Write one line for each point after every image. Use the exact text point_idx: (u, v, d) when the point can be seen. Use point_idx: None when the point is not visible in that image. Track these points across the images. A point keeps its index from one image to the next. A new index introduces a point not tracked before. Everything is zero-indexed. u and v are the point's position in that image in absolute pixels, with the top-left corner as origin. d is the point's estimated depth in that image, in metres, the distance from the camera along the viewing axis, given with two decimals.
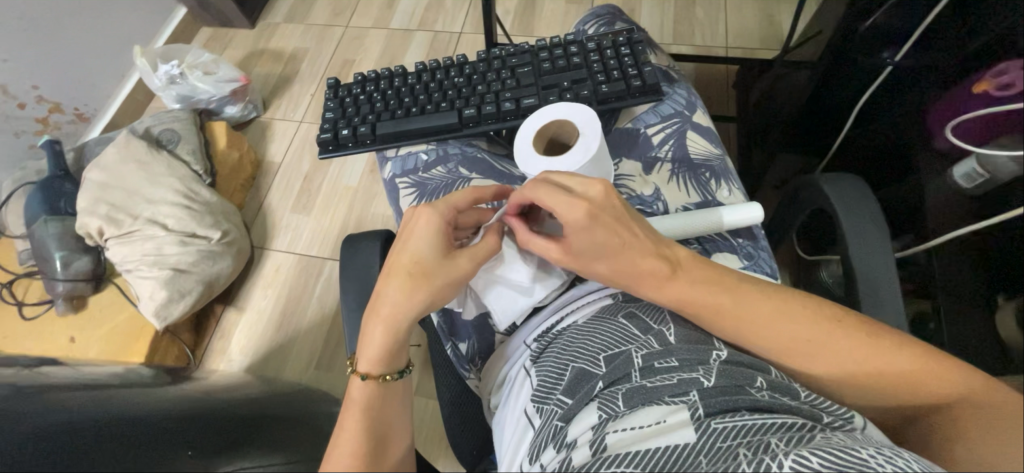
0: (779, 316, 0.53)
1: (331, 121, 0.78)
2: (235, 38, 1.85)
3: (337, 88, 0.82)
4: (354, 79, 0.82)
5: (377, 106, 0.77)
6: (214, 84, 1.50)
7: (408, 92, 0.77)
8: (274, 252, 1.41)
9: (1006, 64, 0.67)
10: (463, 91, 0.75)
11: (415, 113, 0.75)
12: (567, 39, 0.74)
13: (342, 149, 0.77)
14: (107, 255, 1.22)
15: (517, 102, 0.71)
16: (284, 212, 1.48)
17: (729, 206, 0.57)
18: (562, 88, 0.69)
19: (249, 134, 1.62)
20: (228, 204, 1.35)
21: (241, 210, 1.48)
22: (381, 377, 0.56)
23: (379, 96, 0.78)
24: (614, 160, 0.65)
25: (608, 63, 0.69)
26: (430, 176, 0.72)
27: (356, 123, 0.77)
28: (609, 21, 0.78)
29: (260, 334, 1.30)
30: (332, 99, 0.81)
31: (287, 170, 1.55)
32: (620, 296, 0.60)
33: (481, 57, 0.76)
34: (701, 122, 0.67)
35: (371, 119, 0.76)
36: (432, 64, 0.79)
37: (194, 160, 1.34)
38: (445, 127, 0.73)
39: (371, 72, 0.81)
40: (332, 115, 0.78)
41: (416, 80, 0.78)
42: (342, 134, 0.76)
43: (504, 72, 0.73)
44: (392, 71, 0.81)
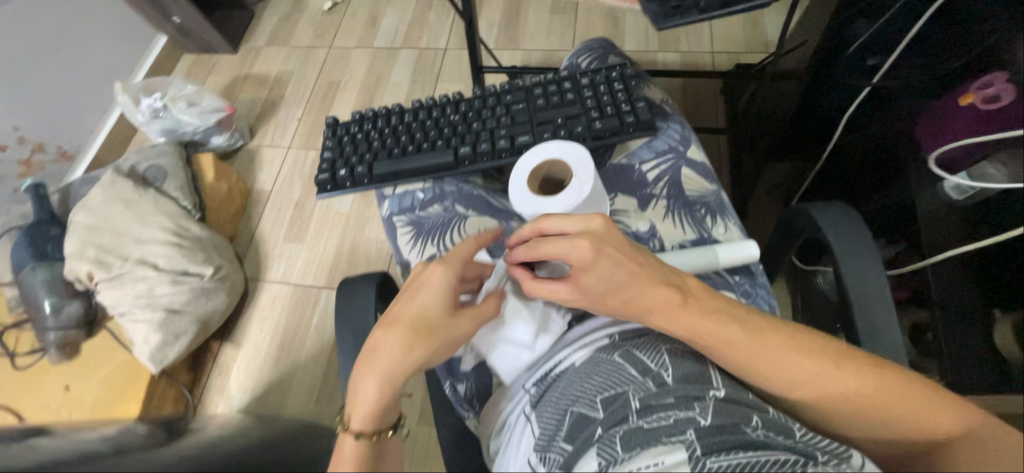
0: (777, 343, 0.52)
1: (329, 161, 0.76)
2: (218, 64, 1.83)
3: (334, 125, 0.79)
4: (351, 117, 0.80)
5: (375, 145, 0.75)
6: (197, 115, 1.48)
7: (405, 131, 0.75)
8: (270, 283, 1.40)
9: (991, 77, 0.68)
10: (459, 129, 0.73)
11: (412, 152, 0.73)
12: (562, 74, 0.73)
13: (338, 189, 0.75)
14: (98, 299, 1.20)
15: (511, 139, 0.70)
16: (277, 241, 1.46)
17: (724, 244, 0.58)
18: (557, 124, 0.68)
19: (236, 163, 1.61)
20: (219, 238, 1.33)
21: (233, 241, 1.46)
22: (376, 435, 0.52)
23: (376, 134, 0.77)
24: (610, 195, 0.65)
25: (602, 99, 0.68)
26: (427, 213, 0.71)
27: (353, 163, 0.74)
28: (602, 55, 0.77)
29: (258, 368, 1.28)
30: (329, 137, 0.78)
31: (277, 198, 1.54)
32: (617, 335, 0.58)
33: (476, 94, 0.75)
34: (696, 157, 0.67)
35: (368, 158, 0.74)
36: (430, 101, 0.78)
37: (183, 195, 1.33)
38: (441, 166, 0.72)
39: (369, 109, 0.80)
40: (330, 154, 0.76)
41: (412, 118, 0.76)
42: (340, 174, 0.74)
43: (499, 108, 0.72)
44: (389, 108, 0.79)
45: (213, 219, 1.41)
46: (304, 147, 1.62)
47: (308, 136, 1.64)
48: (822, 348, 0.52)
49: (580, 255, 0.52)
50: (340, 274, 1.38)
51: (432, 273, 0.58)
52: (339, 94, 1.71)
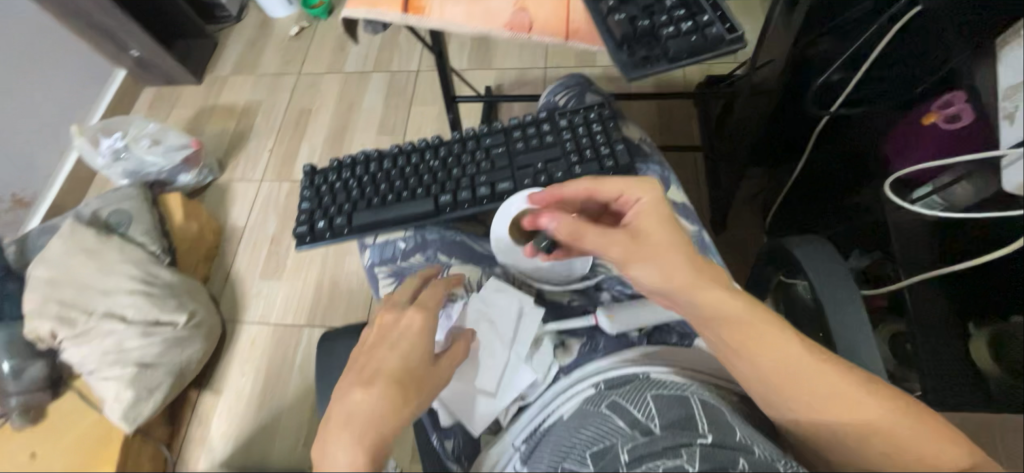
0: (786, 338, 0.52)
1: (308, 213, 0.73)
2: (182, 95, 1.77)
3: (312, 174, 0.77)
4: (330, 165, 0.78)
5: (354, 195, 0.73)
6: (162, 154, 1.43)
7: (385, 179, 0.73)
8: (248, 325, 1.35)
9: (951, 96, 0.70)
10: (439, 176, 0.71)
11: (392, 201, 0.71)
12: (541, 116, 0.72)
13: (317, 242, 0.72)
14: (63, 358, 1.14)
15: (492, 186, 0.68)
16: (253, 279, 1.41)
17: None
18: (536, 170, 0.68)
19: (207, 199, 1.56)
20: (191, 281, 1.28)
21: (206, 282, 1.41)
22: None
23: (355, 183, 0.74)
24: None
25: (581, 142, 0.68)
26: (410, 263, 0.71)
27: (332, 215, 0.72)
28: (580, 93, 0.77)
29: (241, 415, 1.24)
30: (306, 187, 0.75)
31: (252, 234, 1.49)
32: (603, 383, 0.58)
33: (456, 138, 0.73)
34: (676, 199, 0.69)
35: (347, 209, 0.72)
36: (410, 146, 0.76)
37: (149, 240, 1.28)
38: (421, 216, 0.69)
39: (349, 156, 0.77)
40: (308, 206, 0.74)
41: (391, 164, 0.74)
42: (318, 227, 0.71)
43: (480, 153, 0.71)
44: (368, 154, 0.77)
45: (184, 261, 1.35)
46: (277, 179, 1.58)
47: (281, 167, 1.60)
48: (819, 359, 0.51)
49: (644, 199, 0.56)
50: (321, 309, 1.35)
51: (405, 317, 0.55)
52: (311, 122, 1.67)
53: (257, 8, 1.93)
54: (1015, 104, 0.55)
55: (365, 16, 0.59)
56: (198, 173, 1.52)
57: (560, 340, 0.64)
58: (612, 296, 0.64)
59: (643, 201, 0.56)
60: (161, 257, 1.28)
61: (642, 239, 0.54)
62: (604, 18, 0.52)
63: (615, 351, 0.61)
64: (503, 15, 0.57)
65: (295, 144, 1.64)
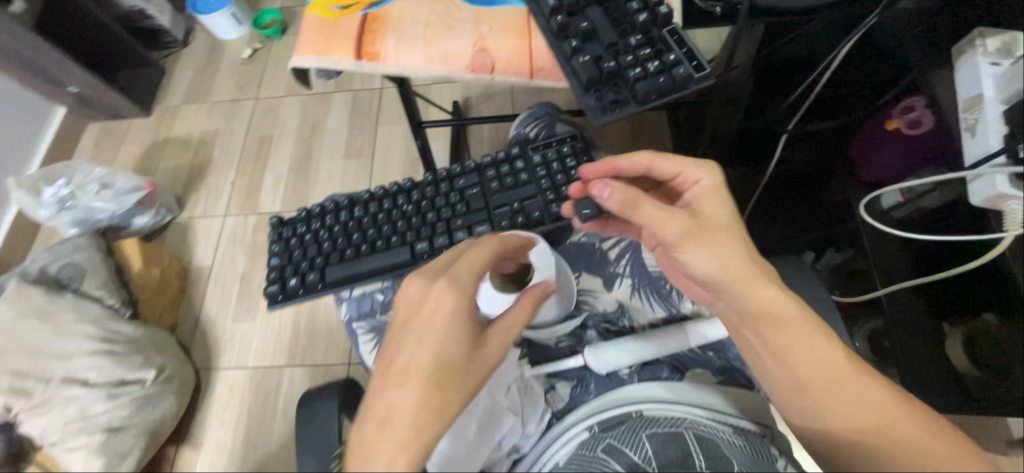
0: (824, 344, 0.49)
1: (279, 269, 0.75)
2: (131, 130, 1.67)
3: (281, 228, 0.78)
4: (297, 216, 0.79)
5: (327, 247, 0.74)
6: (112, 198, 1.34)
7: (356, 228, 0.75)
8: (223, 371, 1.29)
9: (912, 101, 0.71)
10: (413, 221, 0.73)
11: (366, 251, 0.73)
12: (515, 152, 0.72)
13: (292, 299, 0.73)
14: (24, 430, 1.08)
15: (469, 230, 0.69)
16: (225, 322, 1.35)
17: (692, 324, 0.58)
18: (513, 210, 0.68)
19: (167, 240, 1.47)
20: (157, 333, 1.21)
21: (175, 330, 1.34)
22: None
23: (326, 234, 0.76)
24: (574, 276, 0.65)
25: (555, 178, 0.68)
26: (389, 318, 0.71)
27: (305, 270, 0.73)
28: (548, 123, 0.79)
29: (224, 469, 1.18)
30: (276, 242, 0.77)
31: (220, 274, 1.42)
32: (596, 425, 0.54)
33: (428, 181, 0.74)
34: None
35: (319, 263, 0.74)
36: (379, 191, 0.77)
37: (105, 294, 1.19)
38: (397, 265, 0.71)
39: (316, 206, 0.78)
40: (279, 261, 0.75)
41: (363, 212, 0.76)
42: (292, 284, 0.73)
43: (454, 195, 0.72)
44: (338, 202, 0.78)
45: (148, 311, 1.28)
46: (242, 213, 1.51)
47: (245, 200, 1.53)
48: (854, 369, 0.48)
49: (706, 179, 0.54)
50: (301, 348, 1.29)
51: (438, 295, 0.48)
52: (274, 150, 1.60)
53: (204, 31, 1.83)
54: (976, 117, 0.55)
55: (315, 67, 0.56)
56: (155, 214, 1.43)
57: (550, 384, 0.61)
58: (599, 334, 0.62)
59: (704, 181, 0.54)
60: (120, 311, 1.21)
61: (703, 221, 0.52)
62: (568, 60, 0.51)
63: (607, 392, 0.59)
64: (462, 57, 0.54)
65: (257, 175, 1.56)
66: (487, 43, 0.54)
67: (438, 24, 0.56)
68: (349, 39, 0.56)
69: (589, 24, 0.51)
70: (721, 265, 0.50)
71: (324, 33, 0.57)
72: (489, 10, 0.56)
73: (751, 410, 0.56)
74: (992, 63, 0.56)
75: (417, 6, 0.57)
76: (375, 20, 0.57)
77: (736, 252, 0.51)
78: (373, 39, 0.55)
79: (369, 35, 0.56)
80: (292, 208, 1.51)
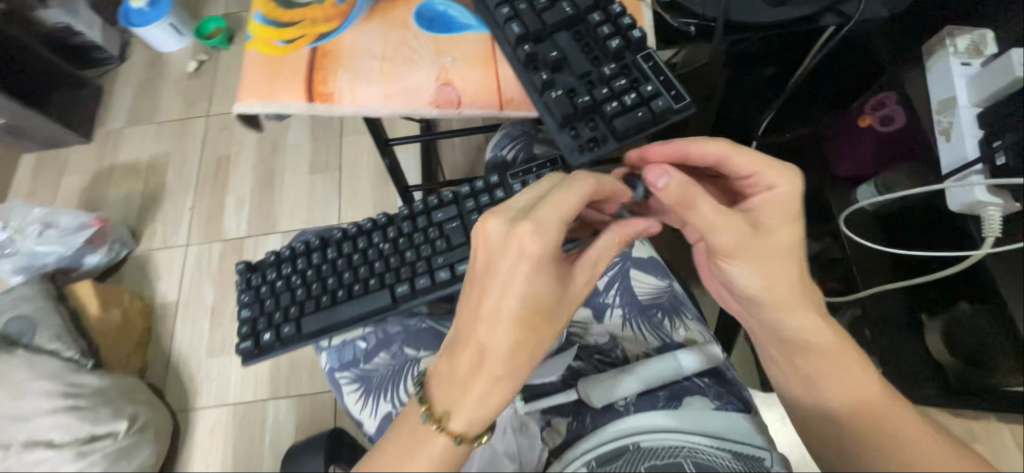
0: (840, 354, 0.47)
1: (251, 322, 0.75)
2: (71, 158, 1.55)
3: (250, 277, 0.78)
4: (267, 261, 0.78)
5: (300, 295, 0.74)
6: (60, 239, 1.25)
7: (330, 272, 0.74)
8: (202, 410, 1.23)
9: (884, 97, 0.71)
10: (392, 261, 0.71)
11: (343, 297, 0.72)
12: (494, 181, 0.69)
13: (268, 352, 0.74)
14: None
15: (451, 267, 0.67)
16: (199, 360, 1.28)
17: (683, 352, 0.57)
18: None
19: (126, 276, 1.38)
20: (125, 379, 1.15)
21: (145, 372, 1.27)
22: (475, 441, 0.49)
23: (298, 280, 0.75)
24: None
25: None
26: (373, 365, 0.72)
27: (279, 322, 0.73)
28: (525, 143, 0.75)
29: None
30: (246, 292, 0.77)
31: (188, 308, 1.34)
32: (593, 461, 0.52)
33: (404, 216, 0.72)
34: (642, 255, 0.66)
35: (293, 313, 0.74)
36: (352, 229, 0.75)
37: (61, 346, 1.11)
38: (376, 310, 0.69)
39: (286, 249, 0.78)
40: (250, 314, 0.75)
41: (336, 254, 0.74)
42: (266, 338, 0.73)
43: (432, 230, 0.69)
44: (309, 245, 0.77)
45: (112, 356, 1.20)
46: (205, 241, 1.42)
47: (207, 227, 1.44)
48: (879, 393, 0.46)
49: (783, 186, 0.46)
50: (283, 380, 1.24)
51: (522, 239, 0.45)
52: (233, 170, 1.50)
53: (141, 44, 1.69)
54: (951, 121, 0.55)
55: (263, 113, 0.51)
56: (109, 250, 1.34)
57: (545, 421, 0.59)
58: (592, 367, 0.60)
59: (778, 189, 0.46)
60: (82, 362, 1.13)
61: (763, 230, 0.46)
62: (539, 95, 0.48)
63: (602, 426, 0.56)
64: (425, 93, 0.50)
65: (218, 199, 1.47)
66: (450, 76, 0.50)
67: (395, 56, 0.51)
68: (299, 79, 0.51)
69: (558, 53, 0.48)
70: (765, 279, 0.47)
71: (270, 74, 0.52)
72: (449, 38, 0.52)
73: (754, 435, 0.53)
74: (964, 64, 0.56)
75: (371, 37, 0.52)
76: (326, 55, 0.52)
77: (791, 262, 0.46)
78: (326, 78, 0.51)
79: (320, 73, 0.51)
80: (259, 232, 1.43)
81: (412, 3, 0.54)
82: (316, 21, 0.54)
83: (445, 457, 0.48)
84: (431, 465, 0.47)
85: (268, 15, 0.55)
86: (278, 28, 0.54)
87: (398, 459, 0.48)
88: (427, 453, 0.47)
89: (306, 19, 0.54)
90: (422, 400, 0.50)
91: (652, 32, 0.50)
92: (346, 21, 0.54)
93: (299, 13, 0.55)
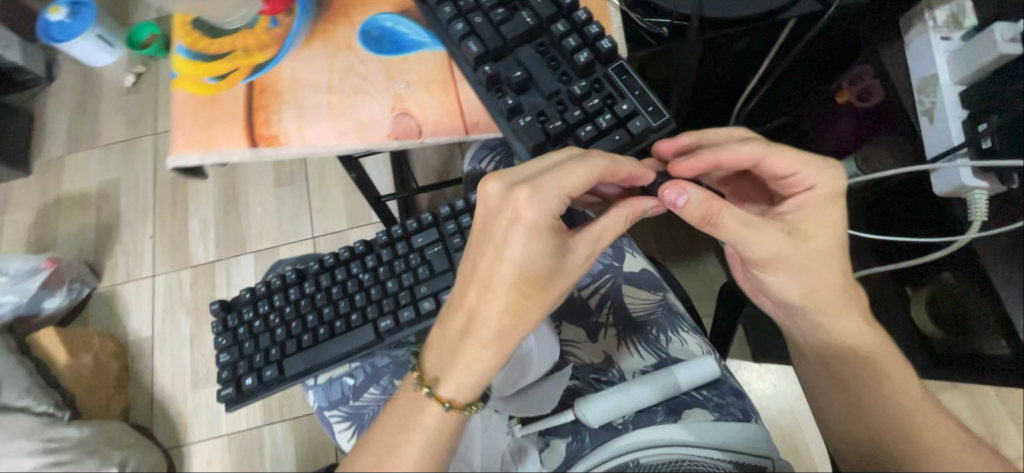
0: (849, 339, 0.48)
1: (231, 366, 0.72)
2: (9, 195, 1.43)
3: (226, 317, 0.74)
4: (242, 299, 0.75)
5: (280, 334, 0.71)
6: (11, 287, 1.15)
7: (310, 308, 0.71)
8: (195, 445, 1.20)
9: (860, 74, 0.70)
10: (374, 293, 0.69)
11: (325, 335, 0.69)
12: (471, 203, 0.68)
13: (252, 396, 0.71)
14: None
15: (436, 296, 0.66)
16: (185, 394, 1.24)
17: (680, 367, 0.56)
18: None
19: (92, 315, 1.31)
20: (108, 426, 1.10)
21: (129, 413, 1.23)
22: (466, 408, 0.47)
23: (277, 318, 0.72)
24: (555, 327, 0.62)
25: None
26: (364, 401, 0.70)
27: (260, 365, 0.70)
28: (505, 154, 0.70)
29: None
30: (223, 334, 0.73)
31: (164, 341, 1.29)
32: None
33: (383, 244, 0.71)
34: (634, 268, 0.65)
35: (274, 355, 0.70)
36: (329, 260, 0.73)
37: (31, 401, 1.02)
38: (361, 347, 0.68)
39: (261, 286, 0.75)
40: (229, 358, 0.72)
41: (315, 287, 0.72)
42: (248, 384, 0.70)
43: (413, 257, 0.68)
44: (285, 280, 0.74)
45: (89, 402, 1.14)
46: (173, 269, 1.35)
47: (173, 254, 1.36)
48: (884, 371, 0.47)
49: (823, 185, 0.46)
50: (277, 403, 1.21)
51: (520, 204, 0.41)
52: (193, 191, 1.42)
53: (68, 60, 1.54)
54: (934, 101, 0.53)
55: (200, 164, 0.45)
56: (68, 291, 1.26)
57: (544, 441, 0.58)
58: (588, 386, 0.60)
59: (818, 189, 0.46)
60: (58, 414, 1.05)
61: (804, 237, 0.45)
62: (507, 120, 0.44)
63: (604, 443, 0.56)
64: (381, 126, 0.45)
65: (180, 223, 1.39)
66: (407, 105, 0.45)
67: (343, 87, 0.46)
68: (237, 121, 0.45)
69: (523, 72, 0.44)
70: (803, 288, 0.47)
71: (204, 117, 0.46)
72: (401, 59, 0.47)
73: (757, 442, 0.53)
74: (945, 38, 0.53)
75: (313, 66, 0.47)
76: (265, 90, 0.46)
77: (831, 265, 0.46)
78: (268, 119, 0.45)
79: (261, 112, 0.46)
80: (229, 254, 1.36)
81: (355, 21, 0.49)
82: (249, 51, 0.48)
83: (436, 427, 0.47)
84: (425, 436, 0.47)
85: (192, 48, 0.49)
86: (206, 62, 0.48)
87: (390, 430, 0.48)
88: (420, 428, 0.47)
89: (238, 49, 0.48)
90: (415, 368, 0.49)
91: (622, 40, 0.46)
92: (283, 48, 0.48)
93: (229, 42, 0.49)
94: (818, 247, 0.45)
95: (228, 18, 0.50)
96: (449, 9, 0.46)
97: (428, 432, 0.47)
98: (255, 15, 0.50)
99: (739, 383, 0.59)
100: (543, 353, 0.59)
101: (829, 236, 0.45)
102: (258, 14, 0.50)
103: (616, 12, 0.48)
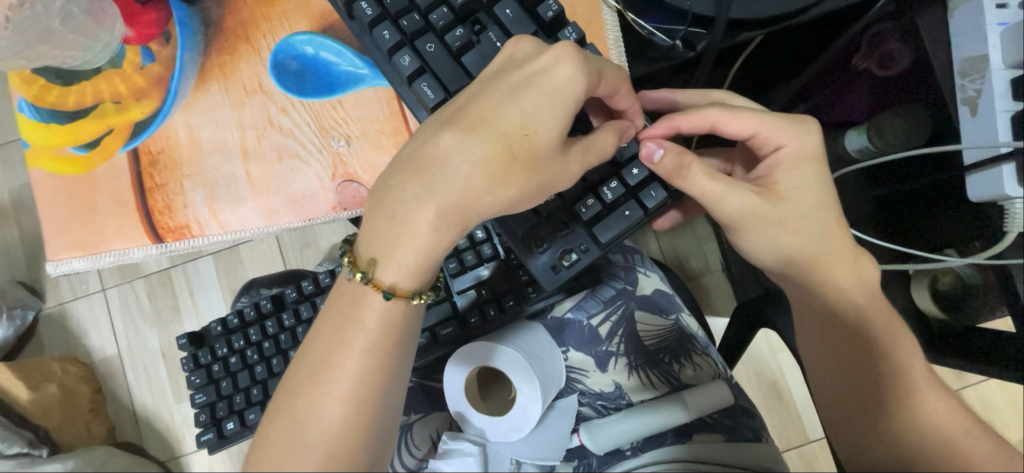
0: (843, 313, 0.42)
1: (210, 408, 0.62)
2: None
3: (197, 353, 0.63)
4: (213, 333, 0.63)
5: (260, 373, 0.60)
6: None
7: (290, 344, 0.59)
8: (194, 455, 0.87)
9: (888, 32, 0.56)
10: None
11: None
12: (480, 236, 0.55)
13: (237, 439, 0.61)
14: None
15: (457, 323, 0.54)
16: (170, 406, 0.88)
17: (689, 392, 0.53)
18: (481, 301, 0.54)
19: (42, 344, 0.88)
20: (102, 449, 0.77)
21: (114, 438, 0.87)
22: (413, 296, 0.36)
23: (254, 355, 0.61)
24: (562, 353, 0.57)
25: (518, 278, 0.54)
26: None
27: (241, 407, 0.60)
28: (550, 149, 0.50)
29: None
30: (195, 373, 0.62)
31: (136, 353, 0.88)
32: None
33: None
34: (647, 291, 0.59)
35: (257, 394, 0.60)
36: (309, 288, 0.61)
37: None
38: None
39: (233, 318, 0.62)
40: (206, 399, 0.62)
41: (294, 320, 0.60)
42: (230, 428, 0.60)
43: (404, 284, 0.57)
44: (259, 310, 0.62)
45: (67, 436, 0.79)
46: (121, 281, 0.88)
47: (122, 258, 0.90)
48: None
49: (784, 145, 0.43)
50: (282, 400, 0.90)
51: (509, 125, 0.35)
52: None
53: None
54: (980, 87, 0.47)
55: (88, 267, 0.46)
56: (8, 319, 0.84)
57: (550, 466, 0.54)
58: (596, 413, 0.56)
59: (785, 155, 0.43)
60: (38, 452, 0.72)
61: (774, 199, 0.42)
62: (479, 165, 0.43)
63: (610, 468, 0.53)
64: (325, 196, 0.45)
65: None
66: (352, 169, 0.45)
67: (266, 149, 0.46)
68: (119, 200, 0.47)
69: None
70: (784, 243, 0.43)
71: (76, 200, 0.47)
72: (335, 103, 0.47)
73: (777, 460, 0.50)
74: (999, 6, 0.46)
75: (218, 115, 0.47)
76: (150, 158, 0.47)
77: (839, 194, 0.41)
78: (172, 209, 0.46)
79: (150, 180, 0.47)
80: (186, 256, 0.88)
81: (265, 54, 0.48)
82: (119, 102, 0.49)
83: (384, 368, 0.35)
84: (377, 350, 0.35)
85: (39, 105, 0.49)
86: (68, 120, 0.49)
87: (328, 350, 0.35)
88: (344, 373, 0.34)
89: (106, 100, 0.49)
90: (344, 253, 0.37)
91: (621, 60, 0.45)
92: (164, 94, 0.48)
93: (93, 92, 0.49)
94: (788, 226, 0.42)
95: (84, 57, 0.49)
96: (390, 34, 0.42)
97: (366, 377, 0.34)
98: (120, 46, 0.49)
99: (750, 402, 0.55)
100: (548, 384, 0.52)
101: (813, 200, 0.42)
102: (124, 44, 0.49)
103: (610, 25, 0.46)
